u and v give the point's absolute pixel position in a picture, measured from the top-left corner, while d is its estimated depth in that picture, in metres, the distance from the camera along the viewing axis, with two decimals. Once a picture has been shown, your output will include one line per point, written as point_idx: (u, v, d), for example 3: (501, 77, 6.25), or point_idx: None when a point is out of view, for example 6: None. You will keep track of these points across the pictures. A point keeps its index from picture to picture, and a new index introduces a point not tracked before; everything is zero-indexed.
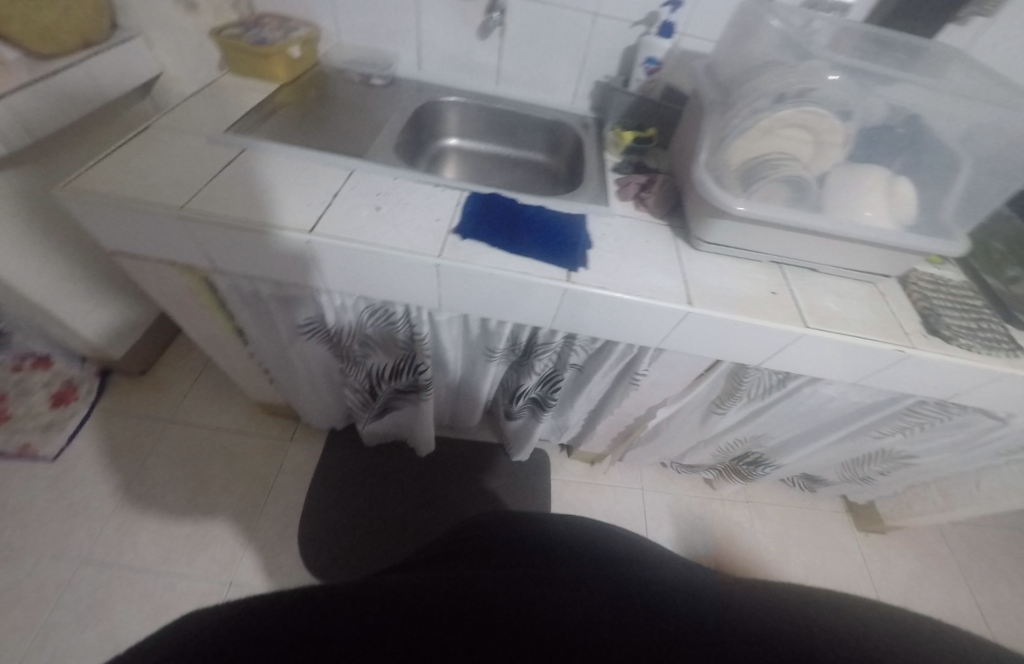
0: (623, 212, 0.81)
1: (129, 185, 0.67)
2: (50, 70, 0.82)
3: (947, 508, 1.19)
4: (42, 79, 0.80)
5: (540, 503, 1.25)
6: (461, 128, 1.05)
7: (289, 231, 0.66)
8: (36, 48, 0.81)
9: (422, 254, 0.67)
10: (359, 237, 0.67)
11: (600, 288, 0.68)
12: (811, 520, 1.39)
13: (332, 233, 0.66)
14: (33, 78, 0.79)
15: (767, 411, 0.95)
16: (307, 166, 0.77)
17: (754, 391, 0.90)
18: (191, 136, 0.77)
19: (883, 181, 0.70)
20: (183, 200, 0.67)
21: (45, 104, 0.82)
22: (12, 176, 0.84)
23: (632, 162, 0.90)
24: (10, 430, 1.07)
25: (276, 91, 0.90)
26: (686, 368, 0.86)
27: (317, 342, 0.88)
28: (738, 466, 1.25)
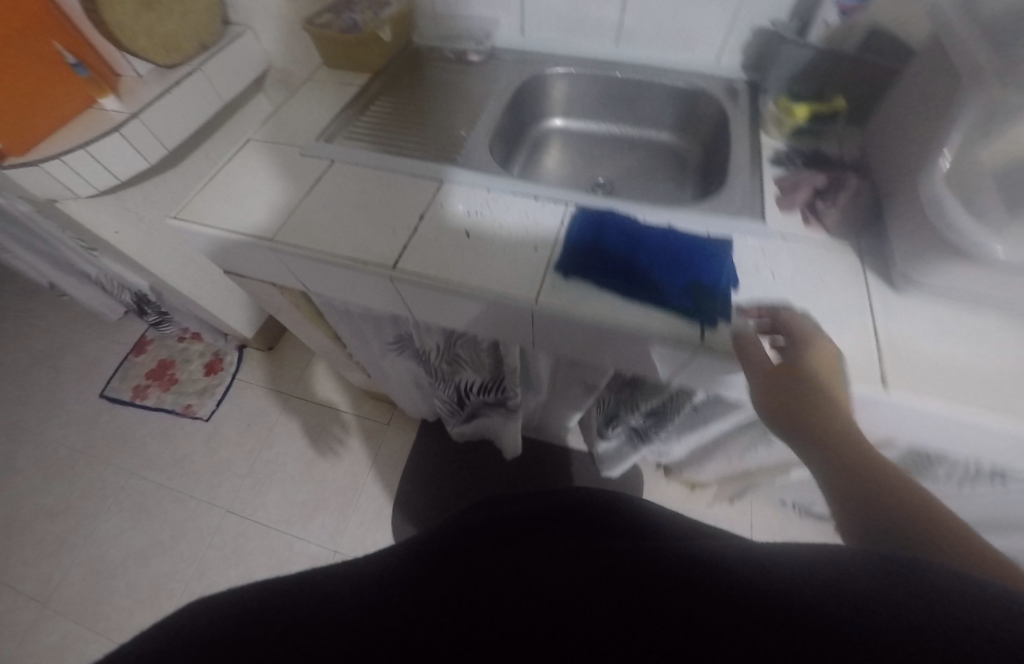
0: (785, 232, 0.60)
1: (227, 211, 0.67)
2: (174, 79, 0.84)
3: None
4: (166, 89, 0.83)
5: None
6: (569, 107, 0.88)
7: (369, 264, 0.59)
8: (163, 59, 0.84)
9: (515, 300, 0.55)
10: (443, 273, 0.58)
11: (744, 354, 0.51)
12: None
13: (415, 269, 0.58)
14: (160, 90, 0.83)
15: (959, 500, 0.70)
16: (395, 179, 0.69)
17: (944, 476, 0.65)
18: (284, 150, 0.74)
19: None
20: (272, 228, 0.64)
21: (171, 112, 0.85)
22: (154, 183, 0.92)
23: (802, 151, 0.66)
24: (177, 392, 1.28)
25: (367, 83, 0.83)
26: None
27: (407, 356, 0.85)
28: None
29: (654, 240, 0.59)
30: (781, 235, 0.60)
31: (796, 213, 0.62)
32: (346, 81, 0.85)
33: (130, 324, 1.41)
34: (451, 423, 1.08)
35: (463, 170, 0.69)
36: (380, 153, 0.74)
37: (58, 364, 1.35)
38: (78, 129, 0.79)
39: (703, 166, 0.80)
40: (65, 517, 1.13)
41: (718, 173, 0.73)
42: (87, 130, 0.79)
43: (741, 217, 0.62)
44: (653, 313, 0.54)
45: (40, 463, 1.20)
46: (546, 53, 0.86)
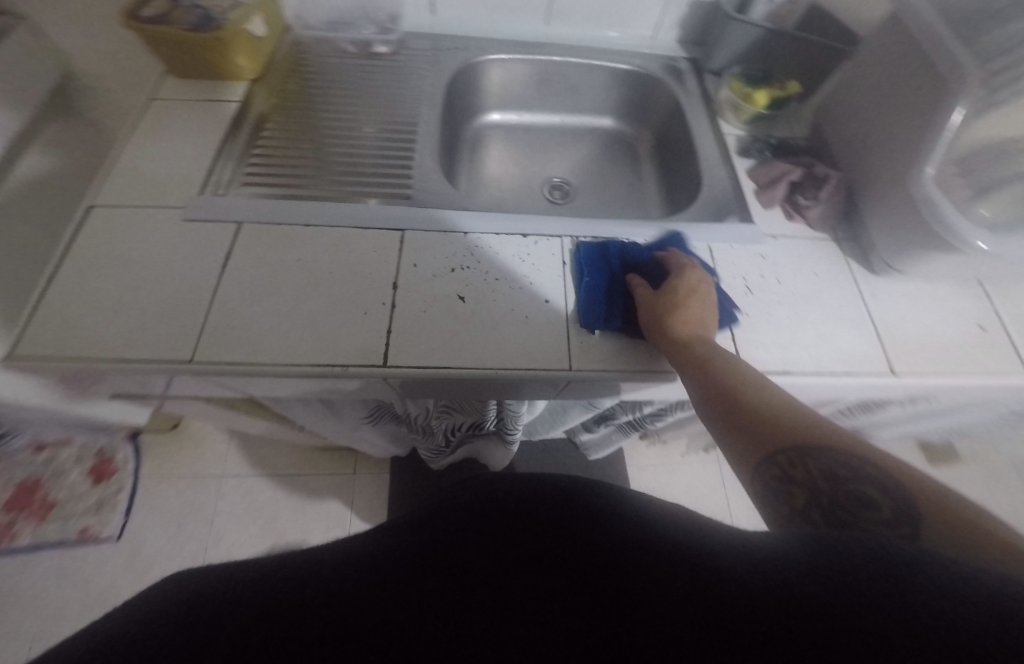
0: (777, 231, 0.59)
1: (104, 328, 0.46)
2: None
3: None
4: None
5: None
6: (502, 97, 0.77)
7: (358, 365, 0.46)
8: None
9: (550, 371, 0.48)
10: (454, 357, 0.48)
11: (782, 375, 0.51)
12: None
13: (420, 360, 0.47)
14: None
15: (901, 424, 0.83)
16: (340, 236, 0.53)
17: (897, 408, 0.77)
18: (156, 211, 0.53)
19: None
20: (191, 342, 0.46)
21: None
22: None
23: (765, 139, 0.65)
24: (62, 519, 0.94)
25: (249, 95, 0.63)
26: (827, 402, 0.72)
27: (387, 419, 0.74)
28: None
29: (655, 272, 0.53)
30: (774, 235, 0.59)
31: (778, 208, 0.61)
32: (207, 96, 0.62)
33: None
34: (434, 460, 1.00)
35: (422, 210, 0.56)
36: (304, 198, 0.57)
37: None
38: None
39: (657, 154, 0.76)
40: None
41: (684, 164, 0.70)
42: None
43: (732, 221, 0.60)
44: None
45: None
46: (466, 35, 0.73)
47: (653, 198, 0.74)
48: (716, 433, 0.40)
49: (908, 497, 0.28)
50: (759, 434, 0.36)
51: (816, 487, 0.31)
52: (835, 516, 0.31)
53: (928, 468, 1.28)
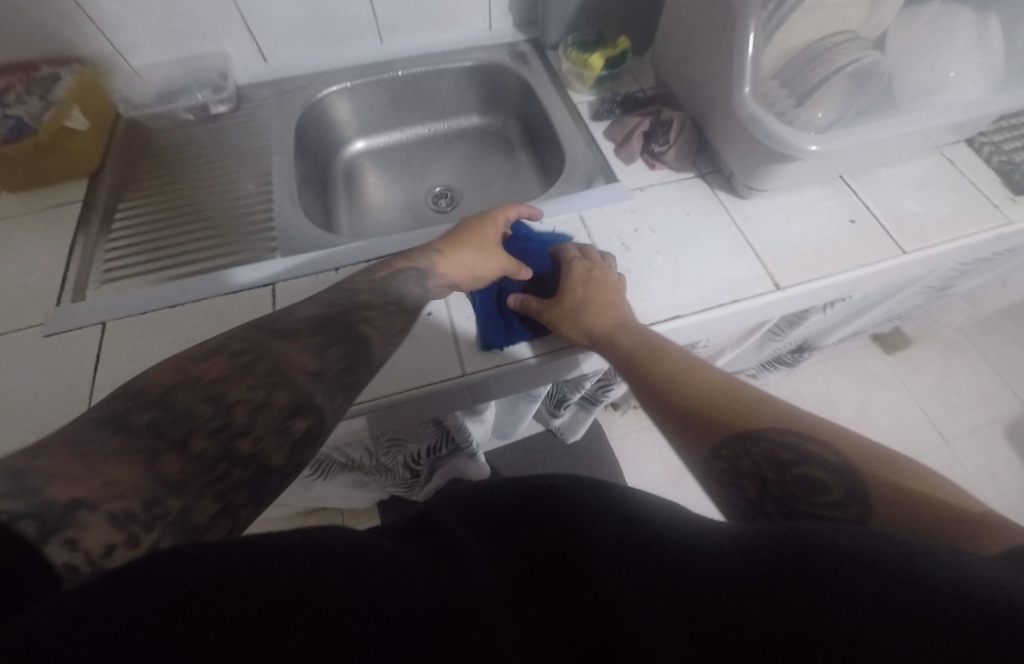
0: (642, 184, 0.60)
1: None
2: None
3: (976, 313, 1.19)
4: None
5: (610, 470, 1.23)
6: (362, 124, 0.77)
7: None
8: None
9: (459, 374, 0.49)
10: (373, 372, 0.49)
11: (672, 318, 0.52)
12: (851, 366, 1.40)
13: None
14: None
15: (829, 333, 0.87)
16: (211, 306, 0.52)
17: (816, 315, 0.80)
18: (19, 334, 0.51)
19: (933, 19, 0.55)
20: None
21: None
22: None
23: (615, 97, 0.66)
24: None
25: (94, 191, 0.62)
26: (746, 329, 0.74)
27: (336, 470, 0.73)
28: (780, 357, 1.10)
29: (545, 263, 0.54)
30: (640, 188, 0.61)
31: (639, 161, 0.62)
32: (49, 204, 0.60)
33: None
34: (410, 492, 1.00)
35: (290, 259, 0.55)
36: (170, 279, 0.55)
37: None
38: None
39: (526, 138, 0.77)
40: None
41: (549, 142, 0.71)
42: None
43: (598, 186, 0.61)
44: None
45: None
46: (305, 74, 0.72)
47: (534, 182, 0.75)
48: (663, 426, 0.40)
49: (852, 475, 0.29)
50: (702, 427, 0.37)
51: (763, 477, 0.32)
52: (783, 504, 0.32)
53: (885, 358, 1.32)
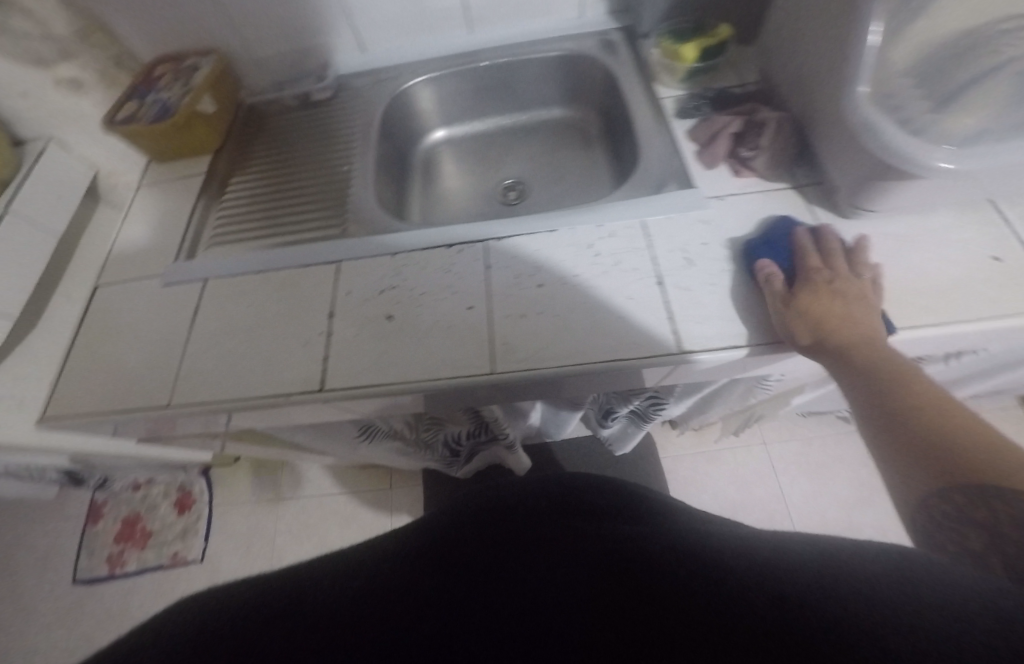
0: (720, 192, 0.54)
1: (103, 390, 0.55)
2: None
3: None
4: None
5: (657, 488, 1.18)
6: (445, 113, 0.79)
7: (302, 394, 0.50)
8: None
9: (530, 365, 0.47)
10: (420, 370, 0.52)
11: (728, 346, 0.46)
12: None
13: (351, 382, 0.50)
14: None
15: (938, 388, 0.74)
16: (283, 277, 0.58)
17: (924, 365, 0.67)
18: (142, 281, 0.62)
19: None
20: (166, 393, 0.53)
21: None
22: None
23: (705, 93, 0.60)
24: (160, 545, 1.24)
25: (214, 165, 0.72)
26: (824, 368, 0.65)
27: (381, 438, 0.80)
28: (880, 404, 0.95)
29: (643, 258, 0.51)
30: (716, 195, 0.54)
31: (722, 166, 0.55)
32: (182, 175, 0.71)
33: (73, 497, 1.30)
34: (451, 469, 1.05)
35: (353, 241, 0.59)
36: (258, 247, 0.63)
37: (12, 569, 1.24)
38: None
39: (605, 135, 0.73)
40: None
41: (627, 139, 0.66)
42: None
43: (669, 192, 0.55)
44: (689, 328, 0.47)
45: None
46: (399, 64, 0.76)
47: (606, 181, 0.72)
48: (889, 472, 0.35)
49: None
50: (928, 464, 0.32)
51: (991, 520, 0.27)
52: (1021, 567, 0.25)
53: None
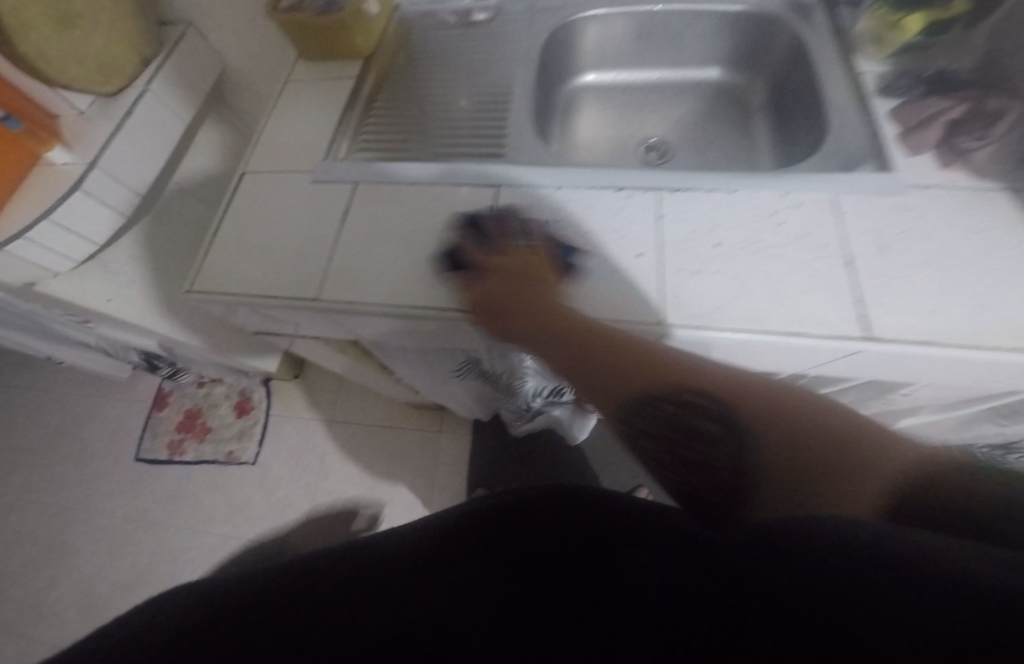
0: (925, 181, 0.50)
1: (250, 274, 0.56)
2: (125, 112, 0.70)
3: None
4: (116, 123, 0.69)
5: None
6: (601, 56, 0.75)
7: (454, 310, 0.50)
8: (100, 89, 0.68)
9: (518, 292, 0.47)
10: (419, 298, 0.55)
11: (918, 343, 0.43)
12: None
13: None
14: (111, 130, 0.69)
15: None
16: (438, 192, 0.57)
17: None
18: (290, 175, 0.61)
19: None
20: (313, 286, 0.54)
21: (145, 159, 0.73)
22: (139, 239, 0.82)
23: (917, 73, 0.55)
24: (217, 441, 1.30)
25: (363, 71, 0.69)
26: (961, 392, 0.62)
27: (471, 375, 0.80)
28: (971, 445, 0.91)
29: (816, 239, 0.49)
30: (920, 185, 0.50)
31: (928, 154, 0.52)
32: (333, 74, 0.69)
33: (143, 379, 1.37)
34: (513, 423, 1.05)
35: (514, 167, 0.57)
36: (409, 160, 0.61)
37: (81, 434, 1.32)
38: (37, 192, 0.65)
39: (772, 106, 0.69)
40: (146, 582, 1.16)
41: (807, 111, 0.62)
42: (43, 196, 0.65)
43: (865, 172, 0.51)
44: (879, 316, 0.45)
45: (99, 538, 1.22)
46: None
47: (764, 156, 0.68)
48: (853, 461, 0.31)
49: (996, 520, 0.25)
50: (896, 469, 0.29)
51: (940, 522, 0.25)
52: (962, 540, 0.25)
53: None
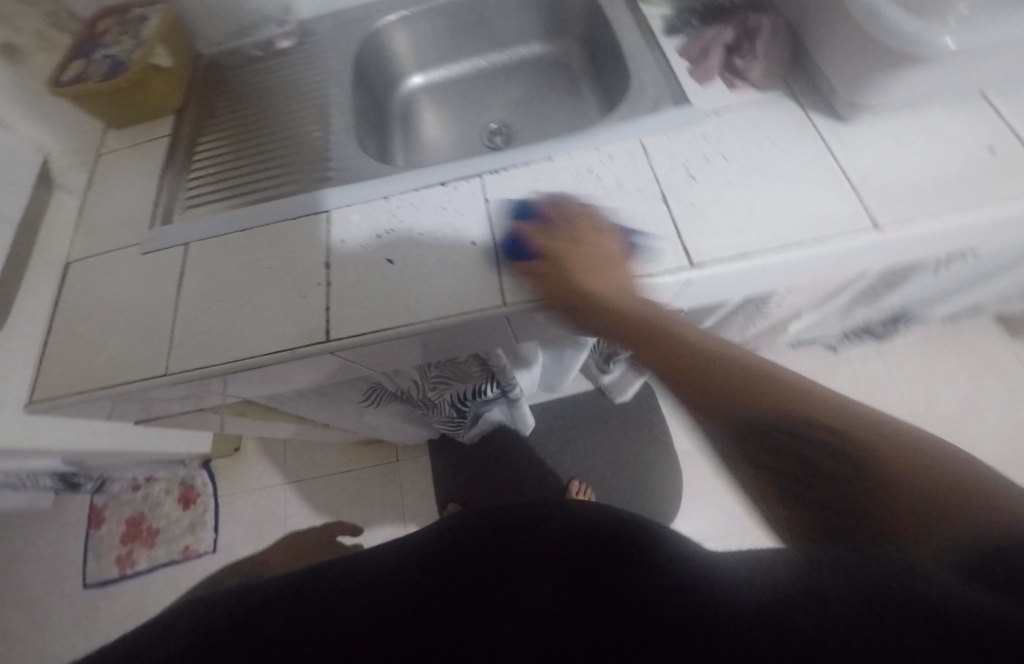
0: (718, 105, 0.53)
1: (92, 370, 0.52)
2: None
3: None
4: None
5: (659, 433, 1.20)
6: (421, 58, 0.75)
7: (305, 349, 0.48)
8: None
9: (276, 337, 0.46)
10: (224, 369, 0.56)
11: (739, 256, 0.45)
12: (959, 347, 1.22)
13: (360, 328, 0.48)
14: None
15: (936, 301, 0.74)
16: (271, 232, 0.55)
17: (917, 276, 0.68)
18: (117, 253, 0.58)
19: None
20: (160, 361, 0.51)
21: None
22: None
23: (692, 6, 0.58)
24: (169, 540, 1.23)
25: (177, 126, 0.67)
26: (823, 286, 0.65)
27: (385, 400, 0.79)
28: (869, 328, 0.97)
29: (628, 193, 0.49)
30: (714, 109, 0.53)
31: (718, 80, 0.54)
32: (146, 139, 0.66)
33: (73, 499, 1.28)
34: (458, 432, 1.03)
35: (341, 187, 0.55)
36: (237, 206, 0.59)
37: (17, 578, 1.21)
38: None
39: (591, 67, 0.71)
40: None
41: (614, 65, 0.64)
42: None
43: (666, 108, 0.53)
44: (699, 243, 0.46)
45: None
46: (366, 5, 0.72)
47: (594, 114, 0.70)
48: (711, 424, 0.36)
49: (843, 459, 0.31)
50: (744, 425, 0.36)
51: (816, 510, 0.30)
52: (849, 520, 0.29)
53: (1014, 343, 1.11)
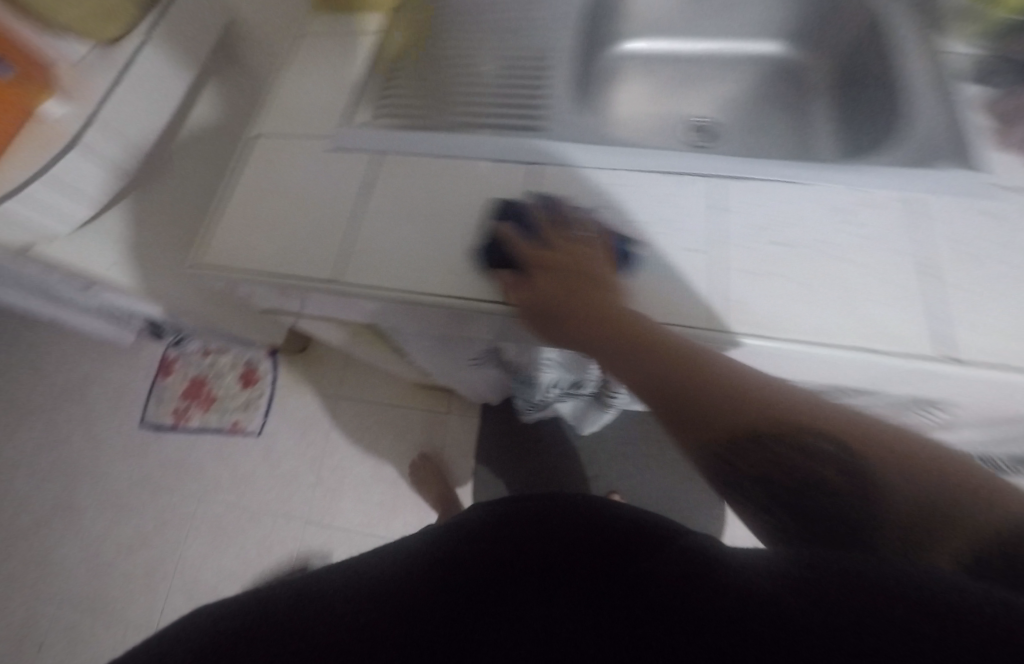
0: (1019, 181, 0.44)
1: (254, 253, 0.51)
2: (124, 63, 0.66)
3: None
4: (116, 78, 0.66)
5: None
6: (650, 22, 0.68)
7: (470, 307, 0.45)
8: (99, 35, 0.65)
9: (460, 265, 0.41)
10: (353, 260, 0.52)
11: (1006, 368, 0.38)
12: None
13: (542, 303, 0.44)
14: (109, 86, 0.66)
15: None
16: (469, 170, 0.51)
17: None
18: (304, 140, 0.56)
19: None
20: (328, 267, 0.49)
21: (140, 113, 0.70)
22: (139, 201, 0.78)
23: (1009, 56, 0.49)
24: (223, 410, 1.29)
25: (387, 23, 0.63)
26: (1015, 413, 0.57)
27: (487, 363, 0.77)
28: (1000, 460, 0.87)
29: (884, 251, 0.43)
30: (1011, 184, 0.44)
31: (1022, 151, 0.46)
32: (355, 30, 0.63)
33: (148, 344, 1.34)
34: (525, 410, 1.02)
35: (556, 144, 0.51)
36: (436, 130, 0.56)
37: (85, 396, 1.31)
38: (31, 149, 0.64)
39: (840, 86, 0.62)
40: (151, 546, 1.18)
41: (883, 93, 0.55)
42: (37, 155, 0.63)
43: (951, 165, 0.46)
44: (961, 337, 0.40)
45: (103, 500, 1.22)
46: None
47: (820, 142, 0.62)
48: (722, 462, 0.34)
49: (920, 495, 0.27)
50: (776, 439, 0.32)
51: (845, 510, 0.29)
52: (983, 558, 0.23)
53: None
